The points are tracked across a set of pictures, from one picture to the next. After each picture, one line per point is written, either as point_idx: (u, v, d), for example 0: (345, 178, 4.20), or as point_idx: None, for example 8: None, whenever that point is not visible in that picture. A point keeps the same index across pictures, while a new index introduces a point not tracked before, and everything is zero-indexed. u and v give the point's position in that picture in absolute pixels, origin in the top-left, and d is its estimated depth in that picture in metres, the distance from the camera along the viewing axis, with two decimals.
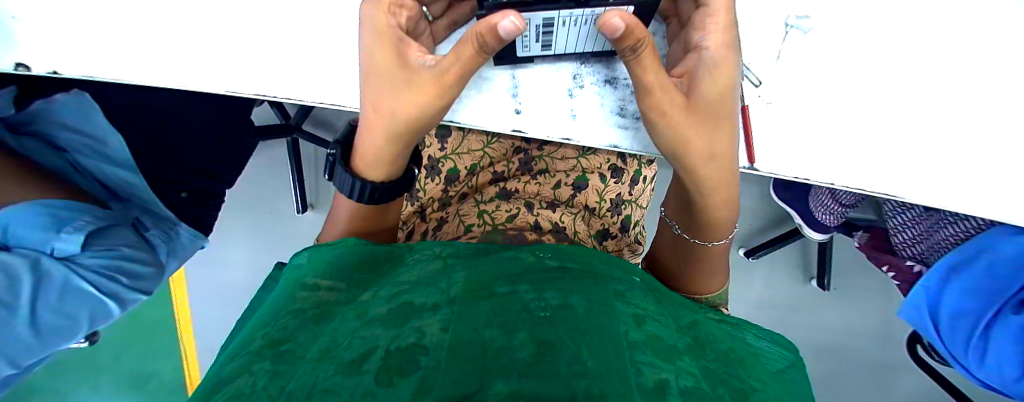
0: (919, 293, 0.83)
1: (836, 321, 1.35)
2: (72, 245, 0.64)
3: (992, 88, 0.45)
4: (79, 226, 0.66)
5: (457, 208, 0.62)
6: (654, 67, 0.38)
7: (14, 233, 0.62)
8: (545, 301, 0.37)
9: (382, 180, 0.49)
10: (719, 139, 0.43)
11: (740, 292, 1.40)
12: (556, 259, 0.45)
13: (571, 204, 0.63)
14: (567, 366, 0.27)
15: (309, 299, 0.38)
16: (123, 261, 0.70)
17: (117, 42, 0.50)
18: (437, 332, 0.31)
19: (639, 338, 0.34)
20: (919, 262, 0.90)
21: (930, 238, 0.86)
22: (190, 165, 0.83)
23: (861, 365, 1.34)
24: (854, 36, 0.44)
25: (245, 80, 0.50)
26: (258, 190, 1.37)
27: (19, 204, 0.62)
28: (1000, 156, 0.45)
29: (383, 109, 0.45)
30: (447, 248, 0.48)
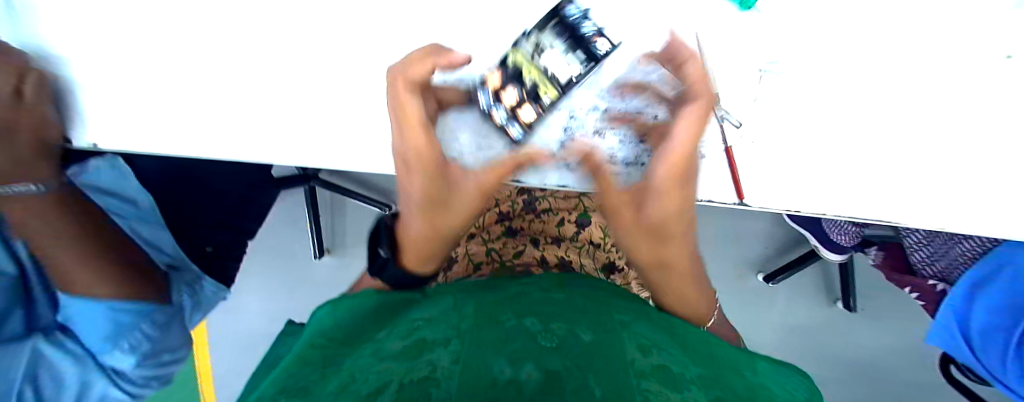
0: (944, 312, 0.80)
1: (865, 342, 1.29)
2: (122, 363, 0.72)
3: (978, 111, 0.46)
4: (135, 341, 0.73)
5: (466, 247, 0.62)
6: (609, 196, 0.49)
7: (79, 329, 0.70)
8: (553, 334, 0.39)
9: (427, 271, 0.56)
10: (676, 251, 0.52)
11: (765, 317, 1.33)
12: (560, 293, 0.48)
13: (575, 238, 0.65)
14: (574, 396, 0.29)
15: (324, 344, 0.41)
16: (163, 367, 0.79)
17: (139, 114, 0.53)
18: (448, 365, 0.33)
19: (645, 368, 0.36)
20: (941, 280, 0.85)
21: (947, 256, 0.84)
22: (213, 218, 0.87)
23: (898, 391, 1.27)
24: (831, 71, 0.47)
25: (261, 143, 0.53)
26: (278, 236, 1.42)
27: (90, 305, 0.69)
28: (986, 176, 0.46)
29: (434, 220, 0.53)
30: (458, 285, 0.51)
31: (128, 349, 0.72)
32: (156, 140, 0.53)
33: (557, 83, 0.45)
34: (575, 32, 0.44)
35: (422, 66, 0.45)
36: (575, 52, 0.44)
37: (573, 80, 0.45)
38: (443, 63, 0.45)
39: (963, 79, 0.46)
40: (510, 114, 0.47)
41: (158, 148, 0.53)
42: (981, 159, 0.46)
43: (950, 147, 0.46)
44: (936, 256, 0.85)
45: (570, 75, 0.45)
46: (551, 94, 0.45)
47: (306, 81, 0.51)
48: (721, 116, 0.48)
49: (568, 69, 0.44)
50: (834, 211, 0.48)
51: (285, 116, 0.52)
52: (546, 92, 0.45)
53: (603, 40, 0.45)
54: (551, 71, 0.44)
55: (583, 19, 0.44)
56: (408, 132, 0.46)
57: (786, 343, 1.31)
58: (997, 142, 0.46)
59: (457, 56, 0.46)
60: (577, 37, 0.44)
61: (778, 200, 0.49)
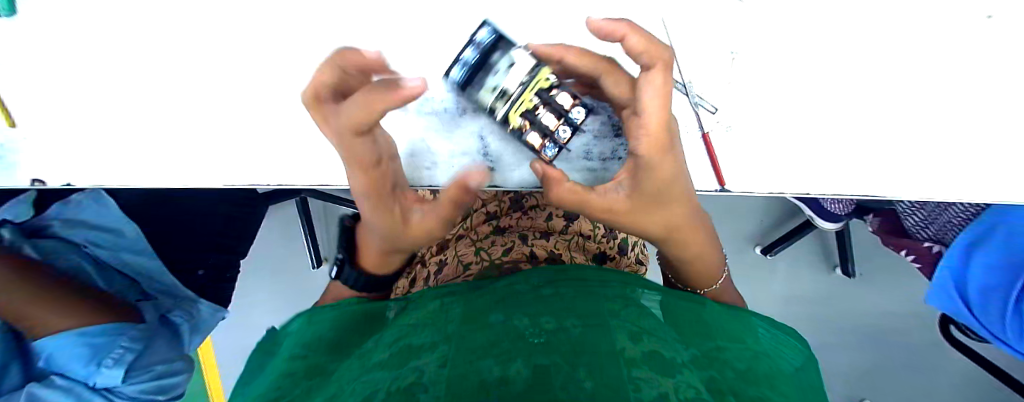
0: (941, 273, 0.81)
1: (866, 306, 1.29)
2: (112, 379, 0.66)
3: (949, 75, 0.45)
4: (116, 357, 0.67)
5: (454, 248, 0.63)
6: (588, 197, 0.39)
7: (59, 361, 0.65)
8: (541, 330, 0.39)
9: (387, 272, 0.58)
10: (675, 215, 0.43)
11: (762, 291, 1.34)
12: (550, 287, 0.47)
13: (564, 230, 0.63)
14: (562, 389, 0.29)
15: (311, 361, 0.41)
16: (165, 378, 0.72)
17: (114, 150, 0.54)
18: (436, 369, 0.34)
19: (637, 355, 0.36)
20: (936, 242, 0.86)
21: (939, 220, 0.84)
22: (205, 242, 0.93)
23: (900, 353, 1.28)
24: (792, 48, 0.46)
25: (237, 173, 0.53)
26: (272, 251, 1.40)
27: (60, 334, 0.65)
28: (960, 140, 0.46)
29: (391, 242, 0.52)
30: (443, 287, 0.50)
31: (112, 361, 0.66)
32: (154, 172, 0.54)
33: (534, 76, 0.39)
34: (473, 74, 0.42)
35: (358, 105, 0.36)
36: (496, 67, 0.40)
37: (537, 63, 0.40)
38: (371, 98, 0.36)
39: (941, 40, 0.45)
40: (556, 144, 0.43)
41: (149, 179, 0.54)
42: (943, 124, 0.46)
43: (932, 110, 0.46)
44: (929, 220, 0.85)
45: (529, 64, 0.39)
46: (543, 83, 0.39)
47: (283, 101, 0.52)
48: (694, 102, 0.48)
49: (516, 71, 0.39)
50: (821, 186, 0.48)
51: (267, 136, 0.53)
52: (541, 87, 0.39)
53: (472, 47, 0.41)
54: (516, 90, 0.39)
55: (467, 63, 0.42)
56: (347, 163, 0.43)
57: (784, 314, 1.32)
58: (970, 104, 0.45)
59: (412, 88, 0.35)
60: (488, 67, 0.41)
61: (764, 183, 0.48)
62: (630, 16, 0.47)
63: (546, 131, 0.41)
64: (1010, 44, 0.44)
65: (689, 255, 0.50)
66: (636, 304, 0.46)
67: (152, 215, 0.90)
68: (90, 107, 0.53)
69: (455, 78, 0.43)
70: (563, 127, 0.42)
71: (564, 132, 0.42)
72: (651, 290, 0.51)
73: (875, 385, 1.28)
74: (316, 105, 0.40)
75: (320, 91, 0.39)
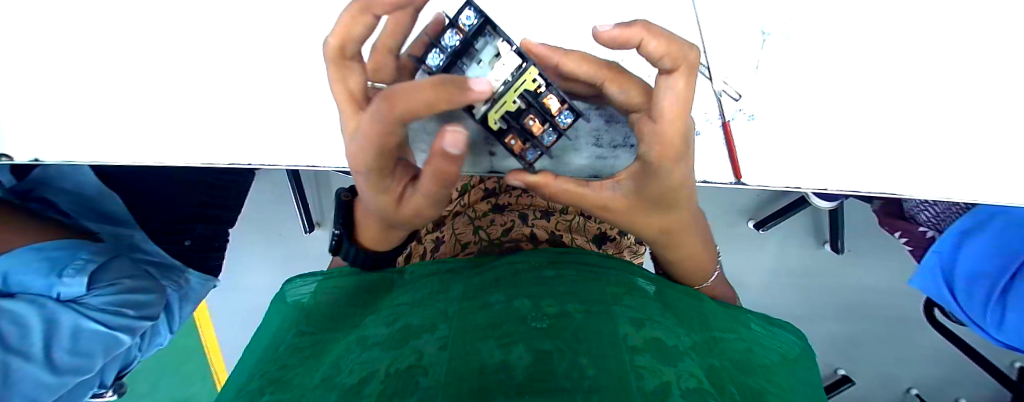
0: (929, 258, 0.80)
1: (869, 282, 1.23)
2: (75, 287, 0.62)
3: (923, 77, 0.47)
4: (78, 266, 0.64)
5: (451, 226, 0.57)
6: (582, 194, 0.37)
7: (16, 279, 0.60)
8: (541, 312, 0.36)
9: (392, 248, 0.55)
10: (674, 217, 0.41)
11: (753, 261, 1.28)
12: (552, 269, 0.44)
13: (566, 210, 0.58)
14: (568, 379, 0.26)
15: (309, 338, 0.39)
16: (127, 295, 0.68)
17: (84, 124, 0.52)
18: (435, 352, 0.31)
19: (640, 343, 0.33)
20: (930, 228, 0.86)
21: (936, 207, 0.83)
22: (191, 213, 0.88)
23: (889, 328, 1.23)
24: (778, 44, 0.47)
25: (219, 151, 0.53)
26: (259, 217, 1.29)
27: (44, 244, 0.65)
28: (927, 144, 0.48)
29: (389, 223, 0.44)
30: (436, 263, 0.47)
31: (75, 271, 0.63)
32: (127, 148, 0.52)
33: (519, 77, 0.37)
34: (453, 61, 0.39)
35: (416, 87, 0.29)
36: (478, 57, 0.38)
37: (522, 61, 0.37)
38: (426, 87, 0.29)
39: (906, 46, 0.46)
40: (539, 149, 0.42)
41: (146, 155, 0.53)
42: (915, 124, 0.48)
43: (935, 105, 0.47)
44: (930, 208, 0.83)
45: (516, 62, 0.37)
46: (529, 84, 0.38)
47: (286, 79, 0.50)
48: (717, 91, 0.48)
49: (503, 69, 0.38)
50: (822, 179, 0.50)
51: (271, 113, 0.52)
52: (526, 88, 0.38)
53: (453, 31, 0.37)
54: (499, 85, 0.38)
55: (447, 49, 0.38)
56: (345, 122, 0.35)
57: (772, 284, 1.28)
58: (941, 107, 0.47)
59: (473, 91, 0.29)
60: (472, 54, 0.38)
61: (775, 176, 0.50)
62: (627, 9, 0.47)
63: (546, 115, 0.39)
64: (1010, 45, 0.46)
65: (682, 256, 0.49)
66: (637, 290, 0.43)
67: None
68: (83, 79, 0.51)
69: (431, 67, 0.39)
70: (548, 131, 0.41)
71: (549, 136, 0.41)
72: (649, 280, 0.48)
73: (861, 358, 1.24)
74: (338, 57, 0.34)
75: (350, 38, 0.33)
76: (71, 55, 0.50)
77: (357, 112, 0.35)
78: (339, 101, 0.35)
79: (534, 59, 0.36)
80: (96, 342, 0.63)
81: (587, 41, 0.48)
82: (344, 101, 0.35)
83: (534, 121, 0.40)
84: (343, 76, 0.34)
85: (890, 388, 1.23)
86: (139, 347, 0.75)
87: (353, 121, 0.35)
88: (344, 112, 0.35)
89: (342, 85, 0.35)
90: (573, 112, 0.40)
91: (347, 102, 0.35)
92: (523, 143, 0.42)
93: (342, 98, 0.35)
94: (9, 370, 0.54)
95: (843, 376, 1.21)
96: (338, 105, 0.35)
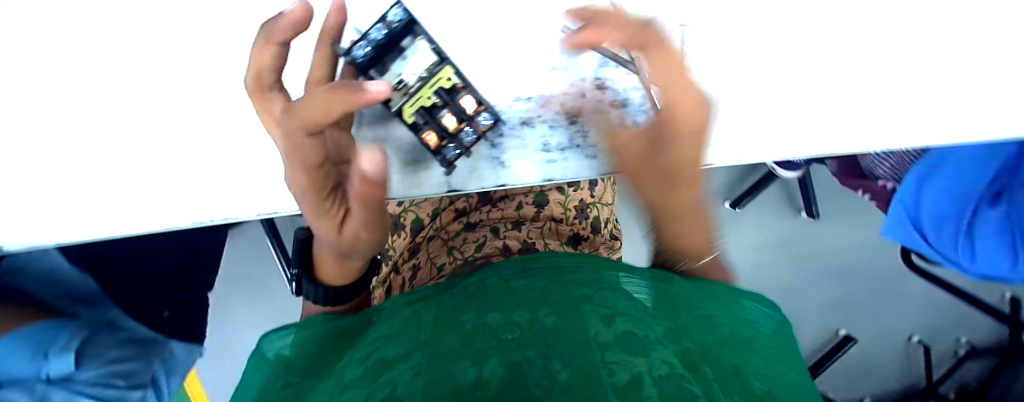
0: (895, 209, 0.82)
1: (849, 241, 1.27)
2: (65, 364, 0.71)
3: None
4: (63, 345, 0.72)
5: (427, 251, 0.59)
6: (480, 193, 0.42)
7: (0, 367, 0.66)
8: (513, 325, 0.37)
9: (353, 280, 0.53)
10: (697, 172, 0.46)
11: (737, 242, 1.29)
12: (522, 279, 0.44)
13: (536, 218, 0.59)
14: (537, 386, 0.27)
15: (287, 387, 0.39)
16: (117, 365, 0.78)
17: None
18: (408, 380, 0.32)
19: (611, 338, 0.33)
20: (889, 180, 0.89)
21: (890, 159, 0.86)
22: (165, 283, 0.87)
23: (875, 283, 1.27)
24: None
25: None
26: (241, 276, 1.28)
27: (37, 323, 0.71)
28: None
29: (343, 241, 0.45)
30: (411, 293, 0.48)
31: (60, 351, 0.71)
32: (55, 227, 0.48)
33: (434, 73, 0.38)
34: (378, 55, 0.37)
35: (314, 102, 0.35)
36: (405, 52, 0.38)
37: (440, 58, 0.38)
38: (321, 96, 0.35)
39: None
40: (460, 147, 0.42)
41: (62, 233, 0.46)
42: None
43: None
44: (885, 162, 0.86)
45: (431, 59, 0.38)
46: (445, 82, 0.38)
47: (211, 121, 0.46)
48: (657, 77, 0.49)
49: (418, 64, 0.38)
50: None
51: (197, 162, 0.46)
52: (442, 86, 0.39)
53: (380, 25, 0.36)
54: (415, 83, 0.38)
55: (373, 42, 0.37)
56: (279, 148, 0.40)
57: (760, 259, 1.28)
58: None
59: (371, 91, 0.34)
60: (398, 50, 0.38)
61: None
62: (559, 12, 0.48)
63: (461, 114, 0.40)
64: None
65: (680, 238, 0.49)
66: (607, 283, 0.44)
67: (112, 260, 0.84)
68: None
69: (357, 58, 0.37)
70: (466, 130, 0.41)
71: (467, 135, 0.42)
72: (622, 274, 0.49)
73: (859, 318, 1.27)
74: (258, 88, 0.39)
75: (263, 70, 0.38)
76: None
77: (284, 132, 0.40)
78: (271, 128, 0.40)
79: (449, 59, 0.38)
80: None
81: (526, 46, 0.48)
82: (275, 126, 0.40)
83: (448, 115, 0.40)
84: (267, 105, 0.39)
85: (892, 341, 1.25)
86: None
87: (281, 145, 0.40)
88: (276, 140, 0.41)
89: (267, 112, 0.39)
90: (492, 114, 0.42)
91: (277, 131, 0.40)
92: (441, 139, 0.41)
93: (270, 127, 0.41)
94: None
95: (844, 336, 1.23)
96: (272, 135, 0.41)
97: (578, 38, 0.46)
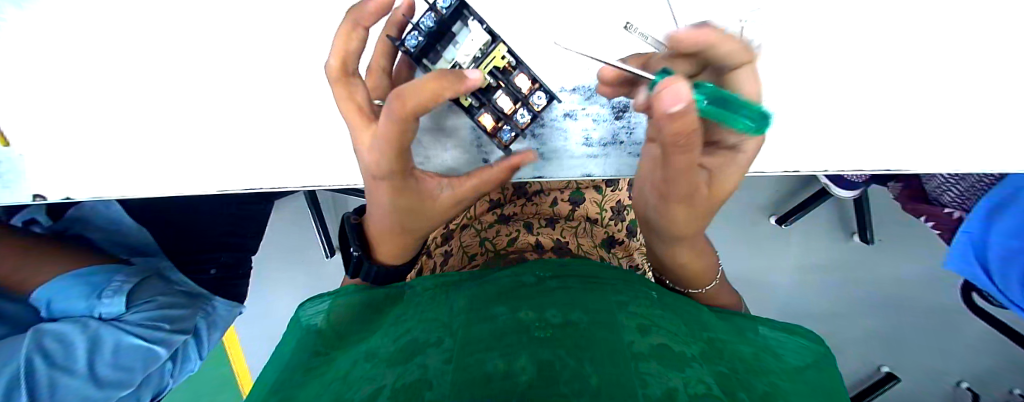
0: (958, 239, 0.76)
1: (901, 271, 1.15)
2: (115, 307, 0.65)
3: (946, 45, 0.43)
4: (115, 288, 0.67)
5: (459, 239, 0.58)
6: (487, 176, 0.40)
7: (59, 307, 0.64)
8: (546, 323, 0.36)
9: (400, 264, 0.54)
10: (694, 222, 0.39)
11: (780, 258, 1.20)
12: (556, 279, 0.44)
13: (571, 217, 0.59)
14: (566, 385, 0.27)
15: (321, 356, 0.41)
16: (164, 311, 0.70)
17: (51, 162, 0.50)
18: (439, 366, 0.32)
19: (646, 349, 0.33)
20: (956, 208, 0.80)
21: (960, 186, 0.77)
22: (212, 244, 0.91)
23: (920, 316, 1.15)
24: (786, 25, 0.44)
25: (197, 179, 0.51)
26: (279, 246, 1.34)
27: (91, 266, 0.68)
28: (953, 114, 0.45)
29: (414, 227, 0.42)
30: (439, 276, 0.48)
31: (113, 292, 0.66)
32: (102, 182, 0.51)
33: (488, 53, 0.37)
34: (430, 44, 0.37)
35: (416, 85, 0.29)
36: (455, 39, 0.38)
37: (492, 39, 0.37)
38: (432, 82, 0.29)
39: (918, 15, 0.42)
40: (513, 128, 0.41)
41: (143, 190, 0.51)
42: (942, 95, 0.44)
43: (956, 74, 0.44)
44: (953, 187, 0.78)
45: (483, 38, 0.37)
46: (498, 62, 0.38)
47: (262, 96, 0.48)
48: None
49: (471, 45, 0.37)
50: (830, 161, 0.47)
51: (262, 135, 0.49)
52: (496, 66, 0.38)
53: (430, 13, 0.36)
54: (468, 65, 0.38)
55: (425, 30, 0.36)
56: (360, 135, 0.36)
57: (804, 281, 1.19)
58: (968, 75, 0.44)
59: (470, 81, 0.30)
60: (449, 36, 0.38)
61: (775, 163, 0.48)
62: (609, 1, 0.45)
63: (516, 93, 0.39)
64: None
65: (694, 272, 0.49)
66: (642, 295, 0.44)
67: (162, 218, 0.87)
68: (64, 114, 0.48)
69: (409, 48, 0.37)
70: (520, 111, 0.40)
71: (522, 115, 0.40)
72: (651, 288, 0.48)
73: (897, 352, 1.15)
74: (341, 74, 0.36)
75: (347, 56, 0.36)
76: (47, 89, 0.47)
77: (367, 122, 0.36)
78: (351, 115, 0.36)
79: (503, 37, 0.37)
80: (136, 356, 0.64)
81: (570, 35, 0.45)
82: (355, 113, 0.36)
83: (505, 100, 0.39)
84: (350, 92, 0.36)
85: (935, 384, 1.13)
86: (170, 374, 0.72)
87: (369, 132, 0.36)
88: (356, 125, 0.36)
89: (350, 98, 0.36)
90: (547, 93, 0.39)
91: (357, 114, 0.36)
92: (497, 121, 0.40)
93: (351, 112, 0.36)
94: (53, 381, 0.56)
95: (886, 373, 1.13)
96: (349, 120, 0.37)
97: (634, 31, 0.43)
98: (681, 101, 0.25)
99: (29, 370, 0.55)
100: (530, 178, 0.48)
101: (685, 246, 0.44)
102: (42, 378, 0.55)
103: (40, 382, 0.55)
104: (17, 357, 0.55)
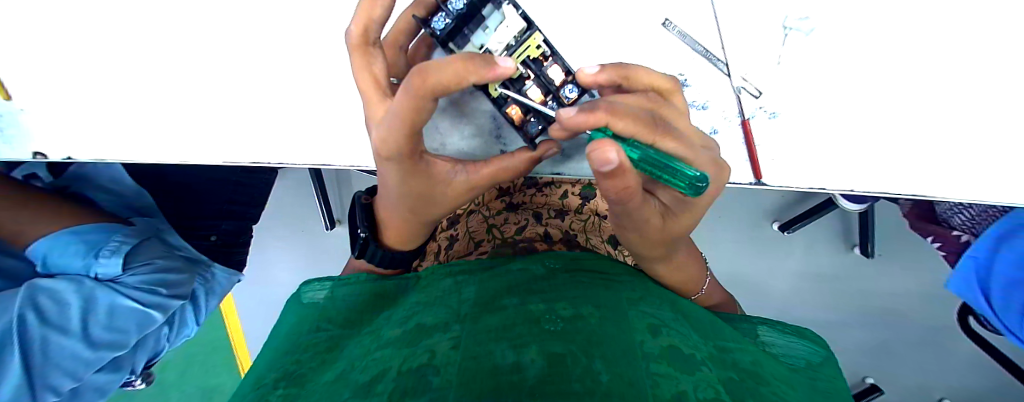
0: (963, 262, 0.74)
1: (902, 287, 1.14)
2: (111, 269, 0.64)
3: (993, 68, 0.41)
4: (114, 248, 0.66)
5: (465, 224, 0.57)
6: (505, 164, 0.38)
7: (55, 263, 0.64)
8: (556, 316, 0.35)
9: (408, 249, 0.54)
10: (654, 248, 0.42)
11: (779, 266, 1.20)
12: (566, 272, 0.43)
13: (581, 210, 0.57)
14: (579, 382, 0.26)
15: (321, 335, 0.40)
16: (163, 274, 0.69)
17: (53, 120, 0.49)
18: (446, 351, 0.32)
19: (656, 349, 0.32)
20: (965, 232, 0.80)
21: (971, 210, 0.77)
22: (217, 210, 0.90)
23: (914, 333, 1.14)
24: (826, 34, 0.42)
25: (200, 149, 0.49)
26: (280, 216, 1.32)
27: (87, 225, 0.67)
28: (998, 140, 0.42)
29: (418, 212, 0.41)
30: (446, 266, 0.47)
31: (110, 253, 0.65)
32: (102, 144, 0.49)
33: (523, 41, 0.36)
34: (458, 26, 0.36)
35: (443, 63, 0.26)
36: (485, 23, 0.36)
37: (527, 27, 0.36)
38: (458, 62, 0.26)
39: (963, 35, 0.41)
40: (543, 121, 0.39)
41: (148, 154, 0.49)
42: (985, 119, 0.42)
43: (1003, 98, 0.42)
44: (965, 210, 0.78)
45: (519, 25, 0.35)
46: (533, 51, 0.37)
47: (277, 68, 0.46)
48: (737, 86, 0.44)
49: (505, 32, 0.35)
50: (862, 180, 0.45)
51: (276, 105, 0.47)
52: (530, 55, 0.37)
53: None
54: (499, 54, 0.36)
55: (454, 13, 0.35)
56: (374, 111, 0.35)
57: (801, 290, 1.19)
58: (1016, 100, 0.41)
59: (500, 69, 0.28)
60: (478, 21, 0.36)
61: (802, 178, 0.46)
62: None
63: (548, 85, 0.37)
64: None
65: (681, 280, 0.51)
66: (653, 295, 0.43)
67: (167, 182, 0.86)
68: (80, 73, 0.47)
69: (437, 32, 0.35)
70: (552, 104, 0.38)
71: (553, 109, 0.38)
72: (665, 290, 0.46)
73: (885, 366, 1.16)
74: (361, 43, 0.34)
75: (370, 24, 0.34)
76: (68, 41, 0.46)
77: (382, 97, 0.35)
78: (366, 87, 0.35)
79: (538, 25, 0.36)
80: (131, 319, 0.63)
81: (602, 28, 0.44)
82: (371, 87, 0.35)
83: (535, 91, 0.37)
84: (368, 64, 0.35)
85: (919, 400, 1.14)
86: (167, 339, 0.73)
87: (380, 108, 0.35)
88: (371, 101, 0.35)
89: (368, 70, 0.35)
90: (579, 86, 0.37)
91: (373, 87, 0.35)
92: (525, 113, 0.39)
93: (366, 84, 0.35)
94: (46, 340, 0.55)
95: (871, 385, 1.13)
96: (363, 92, 0.35)
97: (673, 29, 0.43)
98: (611, 163, 0.26)
99: (22, 326, 0.54)
100: (546, 175, 0.48)
101: (658, 261, 0.45)
102: (36, 337, 0.54)
103: (32, 340, 0.54)
104: (10, 310, 0.54)
